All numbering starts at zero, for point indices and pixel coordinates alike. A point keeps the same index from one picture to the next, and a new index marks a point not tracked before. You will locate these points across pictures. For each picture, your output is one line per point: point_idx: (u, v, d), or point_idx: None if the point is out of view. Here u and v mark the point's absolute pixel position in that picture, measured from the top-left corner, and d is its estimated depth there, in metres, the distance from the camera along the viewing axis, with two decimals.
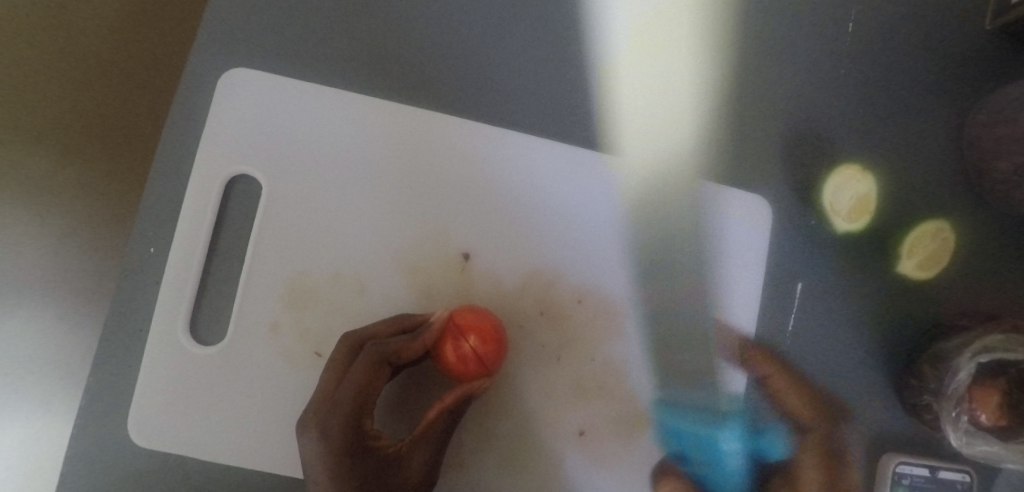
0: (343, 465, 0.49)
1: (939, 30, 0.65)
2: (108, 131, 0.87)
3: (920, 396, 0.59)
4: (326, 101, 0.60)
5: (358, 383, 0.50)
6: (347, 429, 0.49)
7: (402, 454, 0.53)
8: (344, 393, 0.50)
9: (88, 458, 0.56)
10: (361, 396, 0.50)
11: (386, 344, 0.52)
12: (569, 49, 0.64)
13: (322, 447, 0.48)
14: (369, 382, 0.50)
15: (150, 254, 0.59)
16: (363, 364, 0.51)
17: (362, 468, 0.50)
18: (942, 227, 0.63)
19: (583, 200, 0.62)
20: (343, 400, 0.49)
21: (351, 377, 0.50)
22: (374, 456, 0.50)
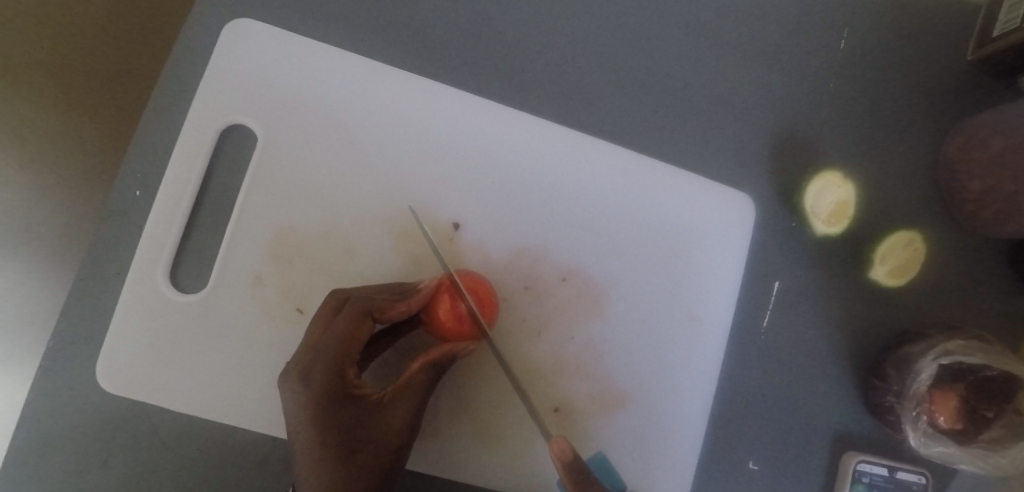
0: (325, 411, 0.49)
1: (926, 52, 0.68)
2: (102, 79, 0.78)
3: (884, 398, 0.61)
4: (328, 61, 0.60)
5: (342, 333, 0.51)
6: (332, 376, 0.50)
7: (382, 407, 0.52)
8: (327, 342, 0.50)
9: (52, 397, 0.55)
10: (344, 345, 0.50)
11: (371, 299, 0.54)
12: (574, 37, 0.66)
13: (305, 393, 0.49)
14: (352, 333, 0.51)
15: (135, 198, 0.58)
16: (348, 315, 0.52)
17: (343, 417, 0.50)
18: (915, 238, 0.65)
19: (576, 181, 0.63)
20: (327, 349, 0.50)
21: (336, 328, 0.51)
22: (355, 405, 0.50)
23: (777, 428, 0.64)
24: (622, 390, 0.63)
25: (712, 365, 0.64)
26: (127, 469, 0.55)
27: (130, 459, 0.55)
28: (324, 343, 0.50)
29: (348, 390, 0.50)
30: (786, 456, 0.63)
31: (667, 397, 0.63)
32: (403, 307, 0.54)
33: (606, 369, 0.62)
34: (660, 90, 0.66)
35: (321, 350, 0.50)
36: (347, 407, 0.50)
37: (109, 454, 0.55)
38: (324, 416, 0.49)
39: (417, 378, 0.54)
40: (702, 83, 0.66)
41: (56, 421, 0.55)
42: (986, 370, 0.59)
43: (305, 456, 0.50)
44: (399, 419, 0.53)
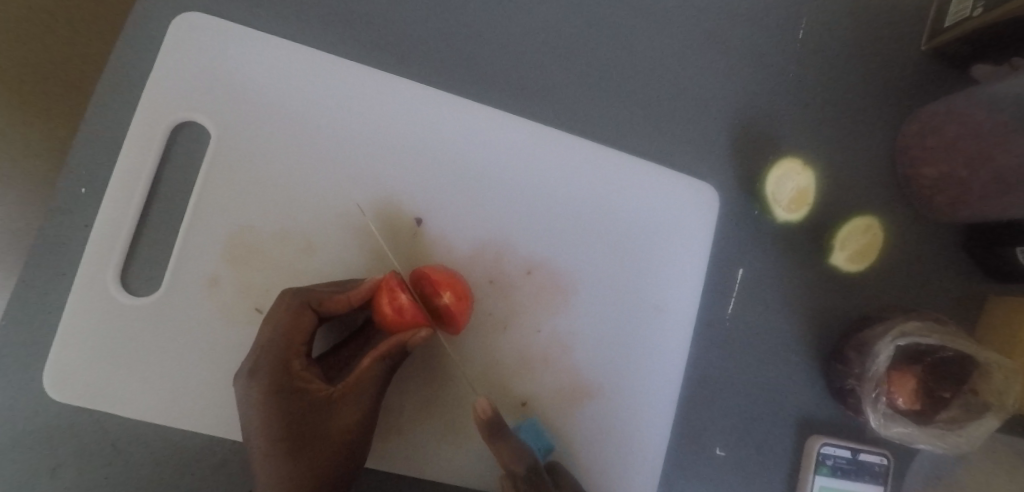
0: (275, 408, 0.50)
1: (883, 41, 0.69)
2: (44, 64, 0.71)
3: (845, 381, 0.62)
4: (284, 54, 0.59)
5: (283, 328, 0.51)
6: (278, 371, 0.50)
7: (333, 401, 0.52)
8: (270, 338, 0.51)
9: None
10: (286, 340, 0.51)
11: (310, 292, 0.53)
12: (537, 28, 0.65)
13: (255, 391, 0.49)
14: (292, 327, 0.51)
15: (81, 195, 0.56)
16: (286, 309, 0.51)
17: (294, 412, 0.50)
18: (872, 224, 0.67)
19: (540, 174, 0.63)
20: (271, 345, 0.50)
21: (279, 323, 0.51)
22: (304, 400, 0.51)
23: (742, 414, 0.64)
24: (590, 383, 0.63)
25: (679, 355, 0.64)
26: (77, 478, 0.53)
27: (80, 466, 0.53)
28: (268, 340, 0.51)
29: (297, 384, 0.50)
30: (751, 441, 0.64)
31: (634, 388, 0.63)
32: (342, 299, 0.53)
33: (573, 362, 0.62)
34: (623, 80, 0.66)
35: (266, 348, 0.50)
36: (295, 400, 0.50)
37: (58, 462, 0.53)
38: (275, 413, 0.49)
39: (367, 373, 0.53)
40: (664, 73, 0.67)
41: (1, 429, 0.53)
42: (941, 352, 0.61)
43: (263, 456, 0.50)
44: (353, 413, 0.52)
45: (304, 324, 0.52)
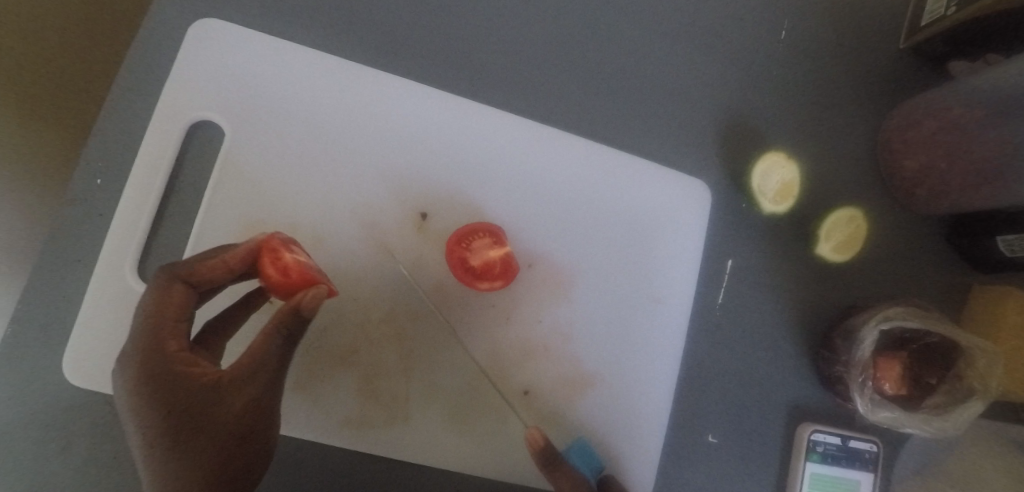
0: (148, 396, 0.43)
1: (864, 43, 0.72)
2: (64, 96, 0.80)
3: (834, 368, 0.64)
4: (297, 59, 0.63)
5: (155, 303, 0.45)
6: (144, 356, 0.44)
7: (222, 385, 0.45)
8: (145, 314, 0.45)
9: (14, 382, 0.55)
10: (156, 315, 0.45)
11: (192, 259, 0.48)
12: (531, 36, 0.69)
13: (132, 381, 0.44)
14: (165, 301, 0.45)
15: (97, 187, 0.59)
16: (156, 283, 0.46)
17: (174, 401, 0.44)
18: (855, 216, 0.69)
19: (539, 171, 0.66)
20: (148, 321, 0.45)
21: (154, 296, 0.45)
22: (188, 388, 0.44)
23: (734, 401, 0.66)
24: (587, 372, 0.65)
25: (673, 344, 0.66)
26: (88, 459, 0.56)
27: (91, 448, 0.56)
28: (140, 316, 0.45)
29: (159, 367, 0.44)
30: (743, 428, 0.66)
31: (630, 376, 0.65)
32: (216, 264, 0.47)
33: (571, 351, 0.64)
34: (613, 81, 0.70)
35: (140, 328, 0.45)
36: (175, 388, 0.44)
37: (70, 442, 0.55)
38: (152, 402, 0.43)
39: (150, 342, 0.44)
40: (652, 74, 0.70)
41: (19, 410, 0.55)
42: (926, 339, 0.63)
43: (151, 459, 0.44)
44: (247, 396, 0.45)
45: (179, 301, 0.46)
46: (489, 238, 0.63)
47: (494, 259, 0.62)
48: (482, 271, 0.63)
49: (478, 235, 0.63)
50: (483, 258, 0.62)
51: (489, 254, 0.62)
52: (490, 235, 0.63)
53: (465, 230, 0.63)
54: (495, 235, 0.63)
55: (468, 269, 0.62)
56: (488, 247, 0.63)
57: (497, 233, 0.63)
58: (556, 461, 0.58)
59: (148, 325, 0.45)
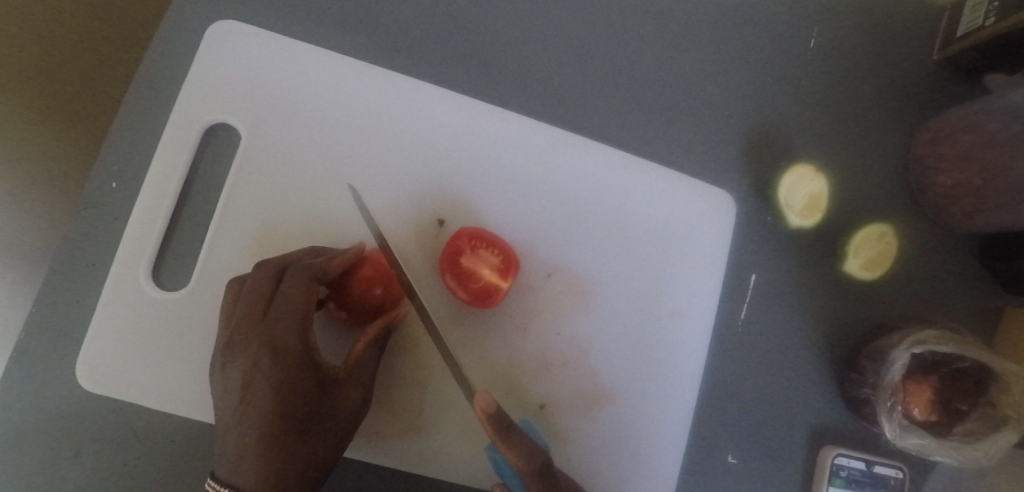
0: (271, 383, 0.49)
1: (896, 52, 0.70)
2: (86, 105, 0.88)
3: (860, 390, 0.62)
4: (314, 61, 0.62)
5: (295, 300, 0.51)
6: (270, 348, 0.50)
7: (292, 362, 0.50)
8: (280, 308, 0.51)
9: (25, 384, 0.55)
10: (304, 313, 0.51)
11: (309, 265, 0.54)
12: (552, 40, 0.68)
13: (250, 365, 0.50)
14: (306, 298, 0.52)
15: (112, 190, 0.59)
16: (297, 282, 0.52)
17: (293, 388, 0.49)
18: (886, 231, 0.66)
19: (558, 180, 0.64)
20: (278, 315, 0.51)
21: (283, 294, 0.52)
22: (297, 376, 0.50)
23: (754, 421, 0.64)
24: (605, 387, 0.63)
25: (693, 360, 0.65)
26: (98, 466, 0.55)
27: (101, 454, 0.55)
28: (252, 311, 0.52)
29: (294, 359, 0.50)
30: (764, 449, 0.64)
31: (648, 391, 0.64)
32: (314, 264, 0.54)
33: (590, 365, 0.63)
34: (634, 89, 0.68)
35: (267, 320, 0.51)
36: (262, 357, 0.49)
37: (80, 447, 0.55)
38: (268, 387, 0.49)
39: (288, 338, 0.50)
40: (674, 82, 0.68)
41: (29, 415, 0.55)
42: (958, 363, 0.60)
43: (235, 440, 0.48)
44: (354, 396, 0.54)
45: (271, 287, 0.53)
46: (495, 259, 0.59)
47: (480, 275, 0.58)
48: (465, 276, 0.58)
49: (491, 251, 0.59)
50: (474, 266, 0.58)
51: (482, 269, 0.58)
52: (499, 258, 0.59)
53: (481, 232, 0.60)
54: (506, 263, 0.59)
55: (456, 265, 0.59)
56: (488, 266, 0.58)
57: (508, 261, 0.59)
58: (513, 426, 0.52)
59: (282, 318, 0.51)
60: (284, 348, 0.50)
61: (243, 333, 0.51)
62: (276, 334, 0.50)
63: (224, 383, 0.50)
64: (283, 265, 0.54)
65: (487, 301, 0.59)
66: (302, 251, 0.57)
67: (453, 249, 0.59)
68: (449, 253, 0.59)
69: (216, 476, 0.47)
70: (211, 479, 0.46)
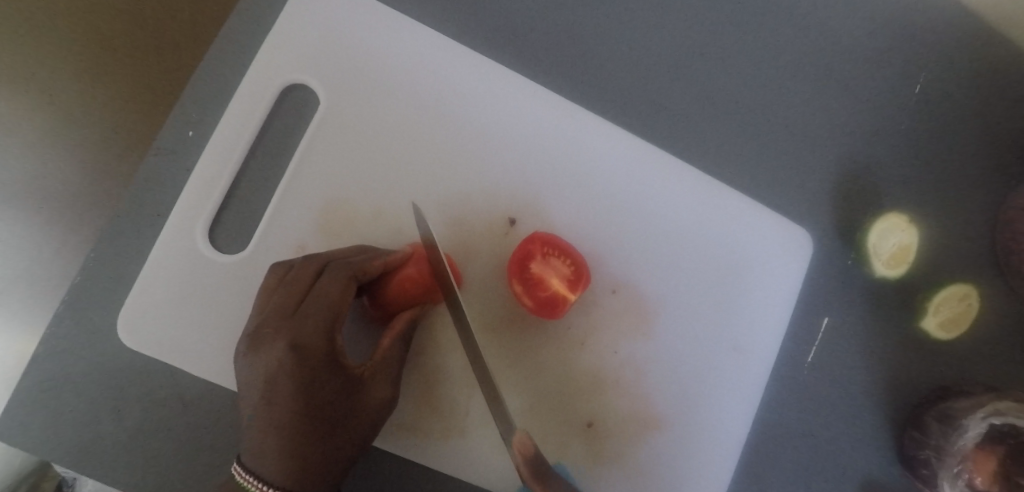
0: (293, 381, 0.46)
1: (1004, 108, 0.67)
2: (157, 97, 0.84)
3: (920, 451, 0.59)
4: (406, 33, 0.58)
5: (330, 298, 0.48)
6: (295, 346, 0.47)
7: (320, 365, 0.47)
8: (313, 305, 0.48)
9: (78, 330, 0.53)
10: (337, 313, 0.48)
11: (349, 262, 0.51)
12: (653, 44, 0.64)
13: (275, 362, 0.47)
14: (341, 298, 0.48)
15: (186, 138, 0.56)
16: (335, 280, 0.49)
17: (318, 389, 0.47)
18: (968, 293, 0.64)
19: (638, 192, 0.60)
20: (309, 312, 0.48)
21: (319, 290, 0.49)
22: (320, 378, 0.47)
23: (808, 467, 0.62)
24: (660, 414, 0.60)
25: (751, 397, 0.61)
26: (141, 424, 0.53)
27: (143, 412, 0.53)
28: (284, 305, 0.49)
29: (321, 360, 0.47)
30: None
31: (700, 424, 0.60)
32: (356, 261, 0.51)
33: (647, 389, 0.59)
34: (731, 107, 0.64)
35: (297, 316, 0.48)
36: (287, 356, 0.46)
37: (125, 403, 0.53)
38: (291, 386, 0.46)
39: (314, 337, 0.47)
40: (773, 107, 0.65)
41: (79, 360, 0.53)
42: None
43: (259, 432, 0.47)
44: (381, 395, 0.51)
45: (309, 281, 0.50)
46: (566, 269, 0.55)
47: (548, 284, 0.54)
48: (532, 282, 0.55)
49: (564, 260, 0.56)
50: (543, 273, 0.55)
51: (551, 277, 0.54)
52: (569, 269, 0.55)
53: (553, 239, 0.56)
54: (577, 275, 0.55)
55: (525, 269, 0.55)
56: (558, 275, 0.55)
57: (579, 273, 0.55)
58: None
59: (313, 315, 0.48)
60: (310, 348, 0.47)
61: (270, 325, 0.48)
62: (303, 332, 0.47)
63: (246, 376, 0.48)
64: (324, 259, 0.51)
65: (549, 312, 0.55)
66: (347, 249, 0.53)
67: (524, 252, 0.56)
68: (519, 256, 0.55)
69: (241, 463, 0.47)
70: (236, 465, 0.46)
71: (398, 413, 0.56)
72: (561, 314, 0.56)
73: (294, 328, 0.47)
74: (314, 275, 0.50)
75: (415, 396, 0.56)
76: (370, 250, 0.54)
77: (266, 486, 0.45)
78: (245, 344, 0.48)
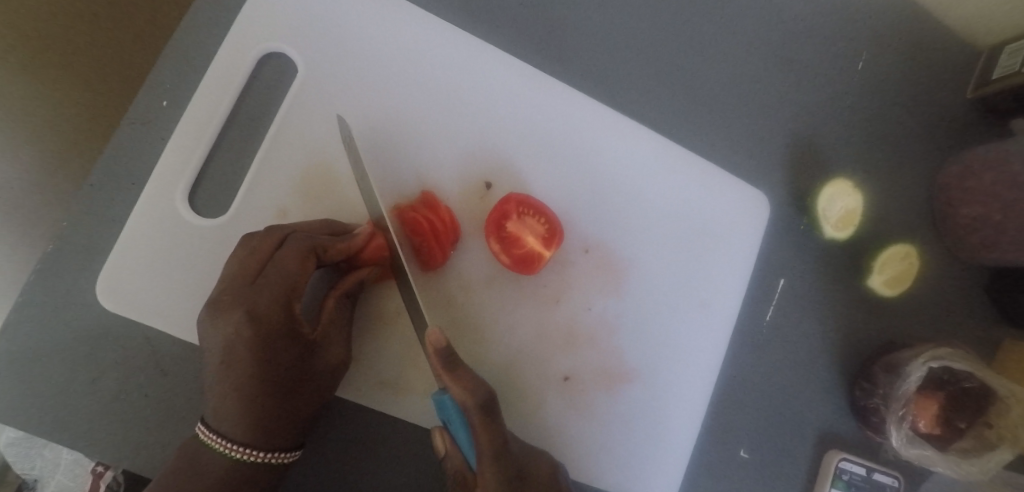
0: (251, 350, 0.47)
1: (933, 84, 0.73)
2: (117, 84, 0.86)
3: (870, 399, 0.64)
4: (381, 7, 0.60)
5: (287, 270, 0.49)
6: (251, 314, 0.48)
7: (278, 336, 0.48)
8: (271, 276, 0.49)
9: (48, 298, 0.53)
10: (293, 283, 0.49)
11: (310, 236, 0.51)
12: (614, 24, 0.67)
13: (233, 332, 0.47)
14: (298, 271, 0.49)
15: (161, 109, 0.57)
16: (292, 251, 0.49)
17: (276, 353, 0.48)
18: (909, 252, 0.69)
19: (607, 157, 0.64)
20: (266, 282, 0.49)
21: (276, 261, 0.49)
22: (275, 345, 0.48)
23: (768, 419, 0.65)
24: (632, 368, 0.63)
25: (714, 351, 0.65)
26: (118, 392, 0.53)
27: (118, 378, 0.53)
28: (244, 273, 0.49)
29: (278, 329, 0.48)
30: (774, 447, 0.65)
31: (669, 377, 0.64)
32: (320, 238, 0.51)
33: (620, 344, 0.62)
34: (687, 83, 0.68)
35: (255, 287, 0.48)
36: (250, 325, 0.47)
37: (98, 370, 0.53)
38: (249, 353, 0.47)
39: (271, 307, 0.48)
40: (727, 83, 0.69)
41: (51, 328, 0.53)
42: (965, 382, 0.63)
43: (222, 397, 0.48)
44: (335, 354, 0.53)
45: (271, 254, 0.50)
46: (541, 228, 0.59)
47: (525, 242, 0.58)
48: (509, 240, 0.58)
49: (538, 220, 0.59)
50: (520, 231, 0.58)
51: (527, 235, 0.58)
52: (544, 228, 0.59)
53: (521, 209, 0.59)
54: (551, 234, 0.59)
55: (502, 228, 0.58)
56: (533, 234, 0.58)
57: (553, 231, 0.59)
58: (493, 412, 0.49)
59: (270, 286, 0.48)
60: (265, 316, 0.48)
61: (229, 293, 0.48)
62: (259, 303, 0.48)
63: (205, 341, 0.49)
64: (286, 230, 0.51)
65: (527, 269, 0.59)
66: (312, 223, 0.53)
67: (501, 212, 0.58)
68: (496, 216, 0.58)
69: (205, 422, 0.49)
70: (200, 425, 0.48)
71: (382, 371, 0.57)
72: (537, 271, 0.60)
73: (252, 300, 0.48)
74: (276, 244, 0.50)
75: (397, 355, 0.58)
76: (332, 226, 0.54)
77: (229, 442, 0.47)
78: (205, 308, 0.49)
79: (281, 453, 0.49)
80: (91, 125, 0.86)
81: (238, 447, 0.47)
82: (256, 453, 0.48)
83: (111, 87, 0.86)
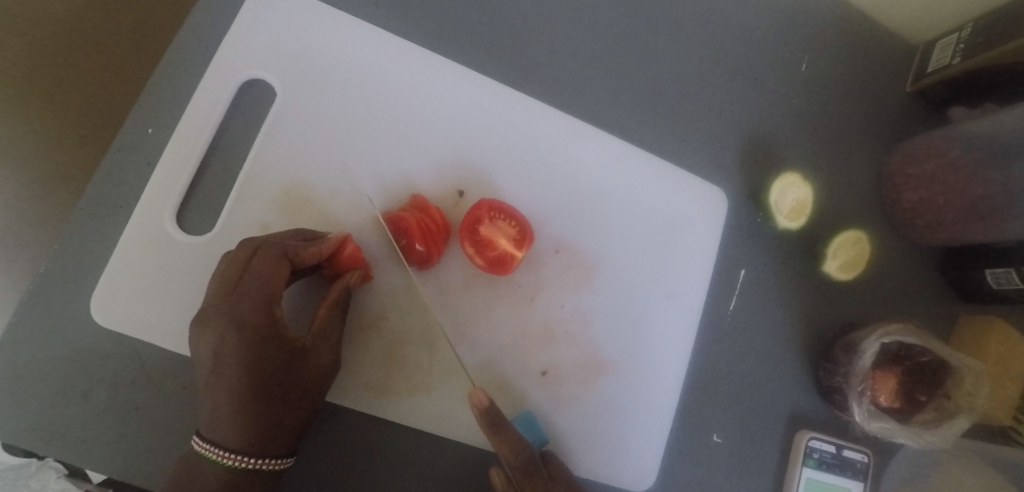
0: (238, 357, 0.51)
1: (875, 81, 0.78)
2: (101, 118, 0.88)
3: (834, 379, 0.67)
4: (352, 34, 0.65)
5: (263, 276, 0.52)
6: (235, 323, 0.51)
7: (263, 342, 0.51)
8: (250, 284, 0.52)
9: (43, 319, 0.56)
10: (270, 289, 0.52)
11: (284, 243, 0.54)
12: (572, 40, 0.72)
13: (218, 340, 0.51)
14: (273, 276, 0.52)
15: (147, 136, 0.61)
16: (266, 259, 0.53)
17: (260, 357, 0.51)
18: (860, 238, 0.73)
19: (572, 162, 0.68)
20: (246, 290, 0.52)
21: (253, 270, 0.52)
22: (263, 352, 0.51)
23: (739, 404, 0.69)
24: (608, 359, 0.66)
25: (682, 340, 0.68)
26: (111, 405, 0.56)
27: (111, 392, 0.56)
28: (223, 283, 0.52)
29: (262, 334, 0.51)
30: (746, 430, 0.68)
31: (643, 366, 0.67)
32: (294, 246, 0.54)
33: (594, 337, 0.66)
34: (644, 91, 0.73)
35: (235, 296, 0.52)
36: (236, 333, 0.51)
37: (92, 385, 0.56)
38: (236, 359, 0.51)
39: (254, 314, 0.51)
40: (681, 89, 0.74)
41: (47, 347, 0.56)
42: (921, 356, 0.67)
43: (214, 406, 0.51)
44: (322, 359, 0.55)
45: (248, 264, 0.53)
46: (511, 231, 0.62)
47: (497, 244, 0.61)
48: (482, 243, 0.61)
49: (508, 222, 0.62)
50: (492, 235, 0.62)
51: (499, 239, 0.61)
52: (515, 230, 0.62)
53: (492, 214, 0.62)
54: (521, 235, 0.62)
55: (475, 232, 0.62)
56: (505, 236, 0.62)
57: (522, 233, 0.62)
58: (498, 422, 0.56)
59: (251, 295, 0.52)
60: (248, 324, 0.51)
61: (213, 304, 0.52)
62: (242, 311, 0.51)
63: (195, 352, 0.52)
64: (260, 239, 0.55)
65: (500, 269, 0.62)
66: (288, 234, 0.57)
67: (474, 218, 0.62)
68: (469, 221, 0.62)
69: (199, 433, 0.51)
70: (196, 436, 0.50)
71: (368, 374, 0.60)
72: (512, 270, 0.63)
73: (234, 308, 0.51)
74: (251, 254, 0.53)
75: (380, 358, 0.61)
76: (303, 234, 0.58)
77: (225, 451, 0.50)
78: (194, 320, 0.52)
79: (271, 460, 0.52)
80: (74, 160, 0.88)
81: (228, 454, 0.50)
82: (250, 459, 0.51)
83: (93, 122, 0.88)
